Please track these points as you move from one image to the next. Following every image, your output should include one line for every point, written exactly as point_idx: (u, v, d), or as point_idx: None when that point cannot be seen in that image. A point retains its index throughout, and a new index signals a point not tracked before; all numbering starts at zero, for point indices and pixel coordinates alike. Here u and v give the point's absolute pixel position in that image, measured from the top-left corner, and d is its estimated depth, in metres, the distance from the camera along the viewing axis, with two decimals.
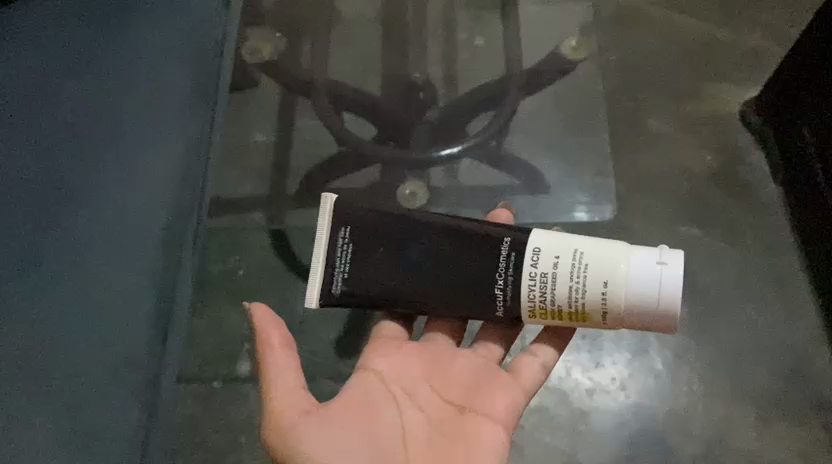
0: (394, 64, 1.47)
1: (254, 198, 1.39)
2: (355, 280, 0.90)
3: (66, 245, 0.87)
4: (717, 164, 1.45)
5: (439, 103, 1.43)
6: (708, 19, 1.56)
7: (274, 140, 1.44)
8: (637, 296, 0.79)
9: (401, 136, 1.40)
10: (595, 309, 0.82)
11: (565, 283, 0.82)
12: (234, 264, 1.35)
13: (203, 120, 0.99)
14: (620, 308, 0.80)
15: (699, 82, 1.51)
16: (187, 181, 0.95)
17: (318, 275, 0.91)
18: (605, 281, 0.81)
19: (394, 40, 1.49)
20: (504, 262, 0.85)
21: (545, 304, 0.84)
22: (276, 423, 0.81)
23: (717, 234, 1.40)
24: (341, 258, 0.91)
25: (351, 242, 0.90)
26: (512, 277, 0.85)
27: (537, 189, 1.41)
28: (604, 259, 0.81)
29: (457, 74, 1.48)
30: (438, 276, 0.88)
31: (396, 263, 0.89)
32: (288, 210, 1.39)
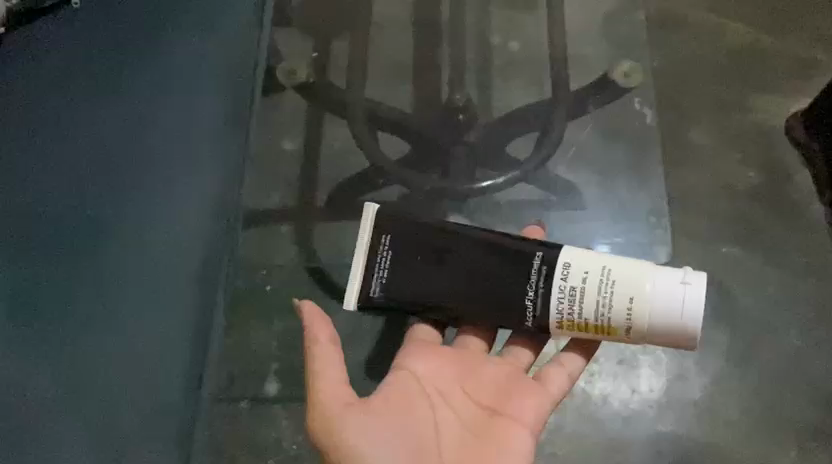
0: (428, 73, 1.43)
1: (281, 208, 1.34)
2: (394, 288, 0.91)
3: (94, 278, 0.82)
4: (761, 181, 1.39)
5: (477, 126, 1.36)
6: (755, 26, 1.50)
7: (302, 150, 1.38)
8: (663, 313, 0.80)
9: (437, 162, 1.34)
10: (621, 326, 0.82)
11: (592, 298, 0.82)
12: (263, 279, 1.30)
13: (238, 144, 0.95)
14: (645, 325, 0.81)
15: (745, 92, 1.45)
16: (222, 210, 0.91)
17: (357, 278, 0.92)
18: (631, 296, 0.81)
19: (429, 47, 1.44)
20: (536, 275, 0.86)
21: (572, 316, 0.83)
22: (317, 417, 0.81)
23: (762, 254, 1.34)
24: (379, 265, 0.92)
25: (391, 251, 0.91)
26: (542, 289, 0.85)
27: (573, 205, 1.37)
28: (631, 275, 0.82)
29: (493, 80, 1.43)
30: (471, 286, 0.88)
31: (432, 271, 0.90)
32: (315, 222, 1.33)
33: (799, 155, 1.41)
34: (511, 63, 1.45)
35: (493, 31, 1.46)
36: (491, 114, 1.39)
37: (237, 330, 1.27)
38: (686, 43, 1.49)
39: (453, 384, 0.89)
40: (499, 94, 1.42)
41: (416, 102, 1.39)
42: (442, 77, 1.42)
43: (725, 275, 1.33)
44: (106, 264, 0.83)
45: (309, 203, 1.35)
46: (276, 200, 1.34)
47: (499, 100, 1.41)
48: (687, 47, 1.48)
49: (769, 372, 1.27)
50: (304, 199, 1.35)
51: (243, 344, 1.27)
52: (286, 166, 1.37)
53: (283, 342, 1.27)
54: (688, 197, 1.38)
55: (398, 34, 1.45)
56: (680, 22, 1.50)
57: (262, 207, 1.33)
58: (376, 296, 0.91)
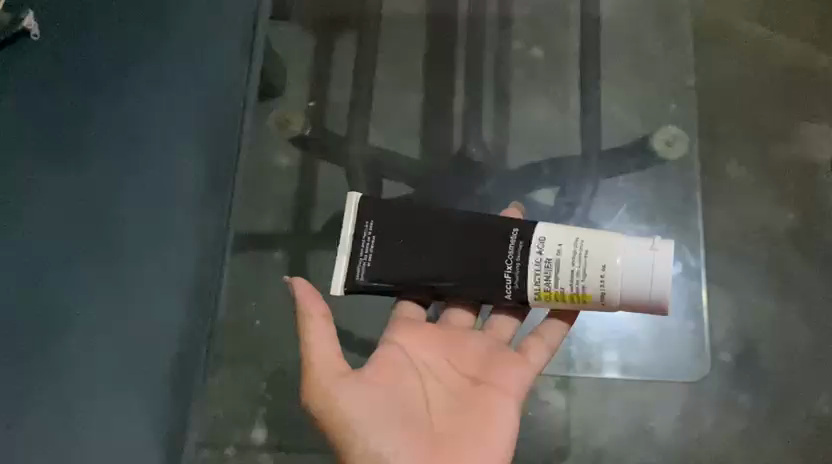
0: (441, 87, 1.27)
1: (275, 234, 1.20)
2: (383, 266, 0.85)
3: (62, 375, 0.74)
4: (801, 224, 1.22)
5: (489, 154, 1.24)
6: (812, 39, 1.29)
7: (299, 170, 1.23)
8: (634, 282, 0.75)
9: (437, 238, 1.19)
10: (592, 290, 0.77)
11: (575, 269, 0.77)
12: (251, 313, 1.16)
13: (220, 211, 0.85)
14: (615, 295, 0.76)
15: (791, 121, 1.26)
16: (201, 291, 0.82)
17: (341, 266, 0.86)
18: (603, 266, 0.76)
19: (442, 56, 1.28)
20: (514, 250, 0.80)
21: (551, 286, 0.78)
22: (311, 382, 0.76)
23: (798, 308, 1.19)
24: (364, 251, 0.85)
25: (375, 237, 0.86)
26: (521, 264, 0.80)
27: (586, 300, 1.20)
28: (604, 245, 0.77)
29: (512, 96, 1.27)
30: (457, 268, 0.83)
31: (420, 255, 0.84)
32: (309, 251, 1.18)
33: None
34: (535, 74, 1.28)
35: (515, 36, 1.29)
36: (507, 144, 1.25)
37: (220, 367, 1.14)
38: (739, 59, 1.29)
39: (435, 355, 0.84)
40: (516, 110, 1.26)
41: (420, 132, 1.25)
42: (455, 92, 1.27)
43: (756, 329, 1.18)
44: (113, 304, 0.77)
45: (302, 230, 1.20)
46: (268, 223, 1.21)
47: (516, 149, 1.25)
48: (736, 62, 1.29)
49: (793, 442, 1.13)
50: (298, 229, 1.20)
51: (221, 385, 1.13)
52: (280, 186, 1.22)
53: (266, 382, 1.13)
54: (719, 236, 1.22)
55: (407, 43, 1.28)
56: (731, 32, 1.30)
57: (256, 230, 1.20)
58: (374, 274, 0.84)
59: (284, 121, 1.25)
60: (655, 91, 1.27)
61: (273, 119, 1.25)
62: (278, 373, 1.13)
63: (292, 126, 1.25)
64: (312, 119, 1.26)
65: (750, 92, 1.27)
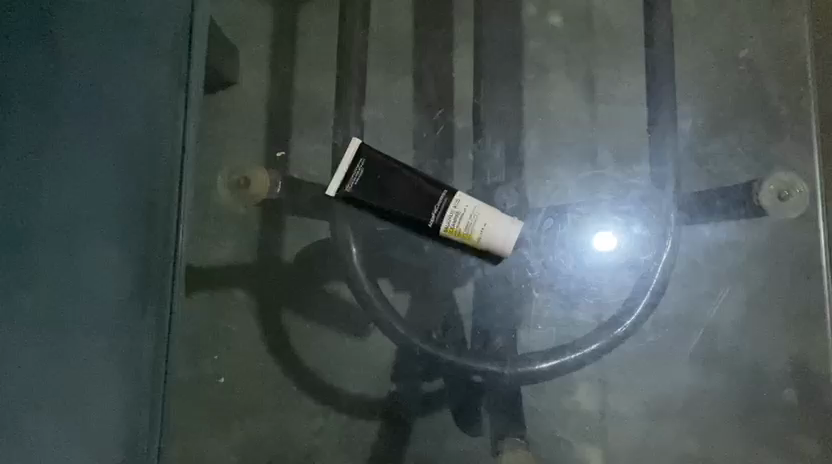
0: (438, 77, 0.74)
1: (231, 266, 0.67)
2: (365, 192, 0.65)
3: None
4: None
5: (554, 153, 0.71)
6: None
7: (259, 219, 0.69)
8: (507, 242, 0.65)
9: (458, 345, 0.67)
10: (476, 234, 0.64)
11: (465, 208, 0.64)
12: (211, 368, 0.66)
13: (153, 283, 0.54)
14: (493, 247, 0.65)
15: None
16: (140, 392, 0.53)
17: (333, 181, 0.66)
18: (485, 221, 0.64)
19: (427, 7, 0.76)
20: (442, 203, 0.65)
21: (448, 220, 0.64)
22: None
23: None
24: (353, 176, 0.66)
25: (364, 166, 0.66)
26: (443, 208, 0.64)
27: (681, 397, 0.67)
28: (498, 212, 0.65)
29: (556, 82, 0.74)
30: (417, 210, 0.65)
31: (400, 197, 0.65)
32: (315, 299, 0.69)
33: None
34: (549, 52, 0.74)
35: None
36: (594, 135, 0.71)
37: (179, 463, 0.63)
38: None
39: None
40: (538, 106, 0.73)
41: (438, 115, 0.73)
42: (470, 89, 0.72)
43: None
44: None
45: (273, 261, 0.69)
46: (223, 255, 0.66)
47: (544, 183, 0.69)
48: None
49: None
50: (264, 266, 0.69)
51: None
52: (237, 220, 0.67)
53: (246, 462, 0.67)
54: None
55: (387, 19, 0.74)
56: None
57: (209, 265, 0.65)
58: (349, 192, 0.66)
59: (240, 180, 0.68)
60: (755, 73, 0.70)
61: (222, 177, 0.67)
62: (270, 443, 0.68)
63: (256, 188, 0.68)
64: (281, 172, 0.70)
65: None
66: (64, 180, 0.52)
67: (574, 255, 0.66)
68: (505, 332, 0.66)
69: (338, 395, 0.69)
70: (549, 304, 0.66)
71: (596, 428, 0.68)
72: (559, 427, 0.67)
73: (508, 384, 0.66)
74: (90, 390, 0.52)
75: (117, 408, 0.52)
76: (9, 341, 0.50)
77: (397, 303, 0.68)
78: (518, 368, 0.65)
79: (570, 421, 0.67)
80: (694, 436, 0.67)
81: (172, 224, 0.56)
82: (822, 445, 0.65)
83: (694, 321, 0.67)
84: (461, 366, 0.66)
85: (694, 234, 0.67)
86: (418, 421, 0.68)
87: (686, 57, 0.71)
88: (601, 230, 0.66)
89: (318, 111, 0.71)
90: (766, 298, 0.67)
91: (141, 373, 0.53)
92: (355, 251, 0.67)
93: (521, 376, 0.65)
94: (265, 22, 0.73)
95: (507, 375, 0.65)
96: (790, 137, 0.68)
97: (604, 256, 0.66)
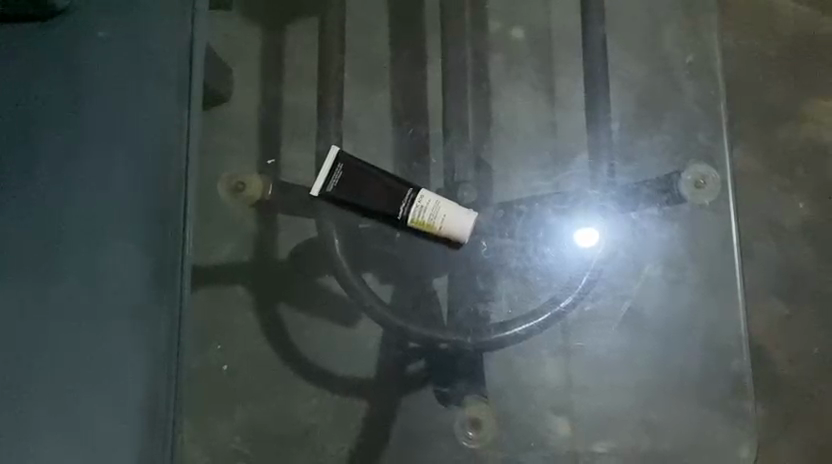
0: (407, 90, 0.83)
1: (231, 265, 0.76)
2: (345, 192, 0.76)
3: None
4: (811, 212, 0.96)
5: (501, 152, 0.79)
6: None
7: (256, 224, 0.77)
8: (463, 230, 0.75)
9: (427, 321, 0.75)
10: (437, 224, 0.75)
11: (427, 203, 0.75)
12: (215, 355, 0.74)
13: (168, 273, 0.65)
14: (452, 235, 0.75)
15: (800, 94, 0.99)
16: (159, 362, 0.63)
17: (317, 182, 0.77)
18: (444, 213, 0.75)
19: (401, 27, 0.85)
20: (409, 198, 0.76)
21: (414, 213, 0.75)
22: None
23: (820, 317, 0.94)
24: (334, 178, 0.76)
25: (343, 169, 0.77)
26: (410, 202, 0.76)
27: (633, 366, 0.74)
28: (456, 205, 0.75)
29: (507, 92, 0.82)
30: (389, 205, 0.76)
31: (375, 195, 0.76)
32: (304, 289, 0.77)
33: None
34: (514, 66, 0.84)
35: (500, 14, 0.85)
36: (538, 136, 0.80)
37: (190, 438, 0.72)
38: (733, 34, 1.00)
39: None
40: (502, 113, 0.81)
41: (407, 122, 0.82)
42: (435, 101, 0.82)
43: (775, 340, 0.94)
44: (40, 413, 0.61)
45: (268, 259, 0.78)
46: (222, 257, 0.75)
47: (501, 185, 0.78)
48: (738, 35, 1.00)
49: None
50: (261, 264, 0.77)
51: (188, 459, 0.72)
52: (234, 224, 0.76)
53: (252, 442, 0.74)
54: (757, 249, 0.96)
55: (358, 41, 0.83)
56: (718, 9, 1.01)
57: (209, 266, 0.75)
58: (331, 193, 0.76)
59: (237, 185, 0.76)
60: (692, 75, 0.79)
61: (221, 181, 0.76)
62: (269, 424, 0.74)
63: (251, 192, 0.77)
64: (272, 178, 0.78)
65: (754, 70, 0.99)
66: (92, 196, 0.65)
67: (557, 250, 0.74)
68: (468, 307, 0.75)
69: (332, 379, 0.76)
70: (507, 284, 0.75)
71: (565, 404, 0.74)
72: (530, 400, 0.74)
73: (471, 352, 0.74)
74: (116, 365, 0.62)
75: (140, 380, 0.62)
76: (55, 328, 0.63)
77: (376, 291, 0.76)
78: (479, 339, 0.74)
79: (539, 393, 0.74)
80: (652, 402, 0.73)
81: (180, 221, 0.66)
82: (747, 402, 0.73)
83: (636, 297, 0.74)
84: (430, 335, 0.74)
85: (625, 219, 0.74)
86: (403, 399, 0.75)
87: (631, 66, 0.80)
88: (582, 227, 0.74)
89: (308, 124, 0.79)
90: (701, 273, 0.75)
91: (158, 348, 0.63)
92: (338, 248, 0.76)
93: (483, 345, 0.74)
94: (254, 44, 0.82)
95: (470, 346, 0.74)
96: (705, 135, 0.77)
97: (588, 252, 0.74)
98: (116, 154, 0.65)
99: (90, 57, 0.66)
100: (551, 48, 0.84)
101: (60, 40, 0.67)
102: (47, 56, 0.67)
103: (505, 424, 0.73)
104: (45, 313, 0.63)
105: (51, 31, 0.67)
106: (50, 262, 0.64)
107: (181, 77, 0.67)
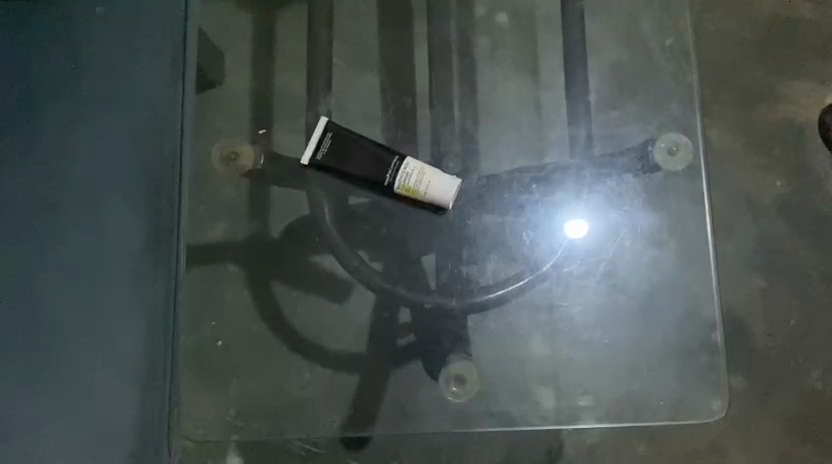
0: (394, 72, 0.86)
1: (224, 244, 0.78)
2: (334, 160, 0.77)
3: None
4: (786, 190, 0.99)
5: (485, 127, 0.82)
6: None
7: (248, 196, 0.79)
8: (446, 196, 0.76)
9: (416, 285, 0.77)
10: (422, 190, 0.76)
11: (413, 170, 0.76)
12: (210, 332, 0.77)
13: (164, 241, 0.67)
14: (437, 199, 0.76)
15: (774, 77, 1.02)
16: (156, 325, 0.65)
17: (306, 150, 0.78)
18: (428, 180, 0.76)
19: (388, 12, 0.87)
20: (395, 166, 0.77)
21: (400, 179, 0.76)
22: None
23: (794, 291, 0.97)
24: (323, 146, 0.78)
25: (331, 138, 0.78)
26: (396, 169, 0.76)
27: (616, 339, 0.77)
28: (440, 173, 0.76)
29: (491, 72, 0.85)
30: (376, 172, 0.77)
31: (362, 163, 0.77)
32: (296, 266, 0.80)
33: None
34: (499, 47, 0.86)
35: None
36: (522, 113, 0.84)
37: (186, 412, 0.74)
38: (712, 20, 1.03)
39: None
40: (486, 89, 0.84)
41: (393, 101, 0.84)
42: (422, 81, 0.84)
43: (752, 313, 0.97)
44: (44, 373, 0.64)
45: (261, 237, 0.80)
46: (218, 235, 0.78)
47: (487, 156, 0.80)
48: (716, 18, 1.03)
49: (811, 444, 0.94)
50: (255, 241, 0.80)
51: (182, 430, 0.74)
52: (227, 201, 0.78)
53: (245, 414, 0.76)
54: (734, 227, 0.99)
55: (349, 25, 0.87)
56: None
57: (203, 245, 0.77)
58: (320, 160, 0.77)
59: (229, 155, 0.79)
60: (667, 54, 0.82)
61: (216, 152, 0.78)
62: (263, 398, 0.76)
63: (243, 161, 0.79)
64: (264, 146, 0.81)
65: (730, 53, 1.02)
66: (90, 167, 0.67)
67: (538, 217, 0.76)
68: (454, 272, 0.77)
69: (324, 353, 0.79)
70: (491, 252, 0.77)
71: (550, 365, 0.76)
72: (515, 356, 0.77)
73: (459, 315, 0.76)
74: (115, 326, 0.65)
75: (138, 341, 0.65)
76: (58, 291, 0.66)
77: (369, 262, 0.78)
78: (466, 300, 0.76)
79: (522, 349, 0.77)
80: (634, 373, 0.76)
81: (175, 190, 0.68)
82: (718, 356, 0.76)
83: (613, 261, 0.76)
84: (414, 298, 0.77)
85: (603, 191, 0.76)
86: (394, 372, 0.78)
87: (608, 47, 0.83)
88: (577, 217, 0.76)
89: (299, 102, 0.82)
90: (680, 247, 0.77)
91: (155, 311, 0.66)
92: (329, 220, 0.78)
93: (470, 307, 0.76)
94: (246, 28, 0.84)
95: (456, 307, 0.76)
96: (678, 107, 0.79)
97: (577, 242, 0.76)
98: (114, 128, 0.68)
99: (88, 34, 0.69)
100: (535, 30, 0.87)
101: (60, 20, 0.70)
102: (47, 35, 0.70)
103: (489, 381, 0.76)
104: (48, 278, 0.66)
105: (52, 13, 0.70)
106: (51, 230, 0.67)
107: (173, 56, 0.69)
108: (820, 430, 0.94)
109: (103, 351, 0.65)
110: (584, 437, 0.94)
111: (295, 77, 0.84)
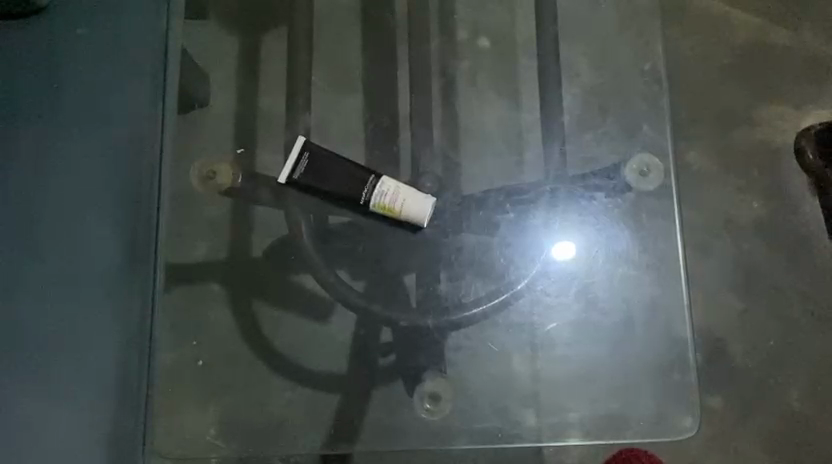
0: (375, 93, 0.87)
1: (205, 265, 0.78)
2: (311, 179, 0.77)
3: None
4: (760, 212, 1.01)
5: (462, 146, 0.83)
6: (771, 11, 1.07)
7: (230, 214, 0.80)
8: (420, 212, 0.77)
9: (392, 302, 0.78)
10: (398, 208, 0.76)
11: (388, 188, 0.76)
12: (191, 351, 0.77)
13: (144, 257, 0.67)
14: (412, 217, 0.77)
15: (749, 102, 1.04)
16: (133, 340, 0.66)
17: (284, 170, 0.78)
18: (403, 199, 0.76)
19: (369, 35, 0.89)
20: (370, 184, 0.76)
21: (375, 197, 0.76)
22: None
23: (770, 311, 0.98)
24: (300, 166, 0.78)
25: (309, 159, 0.78)
26: (371, 188, 0.76)
27: (596, 357, 0.77)
28: (415, 192, 0.77)
29: (470, 95, 0.86)
30: (352, 190, 0.76)
31: (339, 182, 0.77)
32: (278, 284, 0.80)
33: (809, 183, 1.02)
34: (481, 70, 0.88)
35: (464, 21, 0.88)
36: (499, 133, 0.85)
37: (166, 431, 0.75)
38: (688, 46, 1.05)
39: None
40: (464, 111, 0.85)
41: (372, 121, 0.85)
42: (401, 103, 0.86)
43: (732, 331, 0.98)
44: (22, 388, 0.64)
45: (245, 256, 0.80)
46: (200, 255, 0.78)
47: (466, 180, 0.81)
48: (692, 43, 1.06)
49: None
50: (236, 262, 0.80)
51: (162, 449, 0.75)
52: (209, 221, 0.79)
53: (225, 433, 0.76)
54: (712, 247, 1.00)
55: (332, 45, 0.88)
56: (675, 17, 1.06)
57: (189, 264, 0.78)
58: (297, 179, 0.78)
59: (208, 173, 0.80)
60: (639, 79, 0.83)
61: (194, 173, 0.80)
62: (243, 414, 0.77)
63: (223, 179, 0.80)
64: (245, 166, 0.81)
65: (706, 79, 1.04)
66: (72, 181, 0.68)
67: (516, 236, 0.78)
68: (431, 291, 0.78)
69: (305, 373, 0.78)
70: (468, 269, 0.78)
71: (529, 384, 0.76)
72: (493, 371, 0.77)
73: (434, 332, 0.77)
74: (94, 341, 0.65)
75: (114, 356, 0.65)
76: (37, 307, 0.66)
77: (352, 281, 0.79)
78: (444, 317, 0.77)
79: (502, 367, 0.77)
80: (610, 391, 0.76)
81: (154, 206, 0.68)
82: (691, 374, 0.76)
83: (587, 280, 0.77)
84: (389, 315, 0.78)
85: (577, 207, 0.78)
86: (376, 390, 0.78)
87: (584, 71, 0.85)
88: (557, 239, 0.77)
89: (281, 121, 0.82)
90: (654, 264, 0.78)
91: (131, 326, 0.66)
92: (307, 237, 0.78)
93: (447, 323, 0.77)
94: (230, 49, 0.85)
95: (432, 327, 0.77)
96: (650, 127, 0.81)
97: (554, 259, 0.77)
98: (95, 146, 0.69)
99: (72, 52, 0.70)
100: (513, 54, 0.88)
101: (44, 34, 0.70)
102: (29, 52, 0.70)
103: (470, 399, 0.76)
104: (27, 294, 0.66)
105: (36, 31, 0.71)
106: (31, 245, 0.67)
107: (152, 79, 0.70)
108: (798, 449, 0.95)
109: (81, 366, 0.65)
110: (565, 454, 0.94)
111: (274, 97, 0.84)
